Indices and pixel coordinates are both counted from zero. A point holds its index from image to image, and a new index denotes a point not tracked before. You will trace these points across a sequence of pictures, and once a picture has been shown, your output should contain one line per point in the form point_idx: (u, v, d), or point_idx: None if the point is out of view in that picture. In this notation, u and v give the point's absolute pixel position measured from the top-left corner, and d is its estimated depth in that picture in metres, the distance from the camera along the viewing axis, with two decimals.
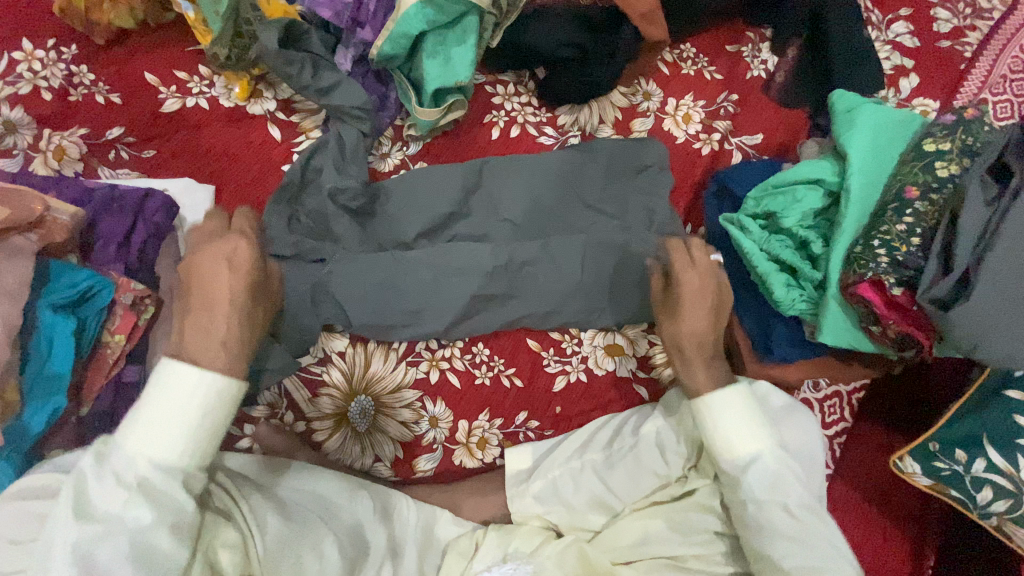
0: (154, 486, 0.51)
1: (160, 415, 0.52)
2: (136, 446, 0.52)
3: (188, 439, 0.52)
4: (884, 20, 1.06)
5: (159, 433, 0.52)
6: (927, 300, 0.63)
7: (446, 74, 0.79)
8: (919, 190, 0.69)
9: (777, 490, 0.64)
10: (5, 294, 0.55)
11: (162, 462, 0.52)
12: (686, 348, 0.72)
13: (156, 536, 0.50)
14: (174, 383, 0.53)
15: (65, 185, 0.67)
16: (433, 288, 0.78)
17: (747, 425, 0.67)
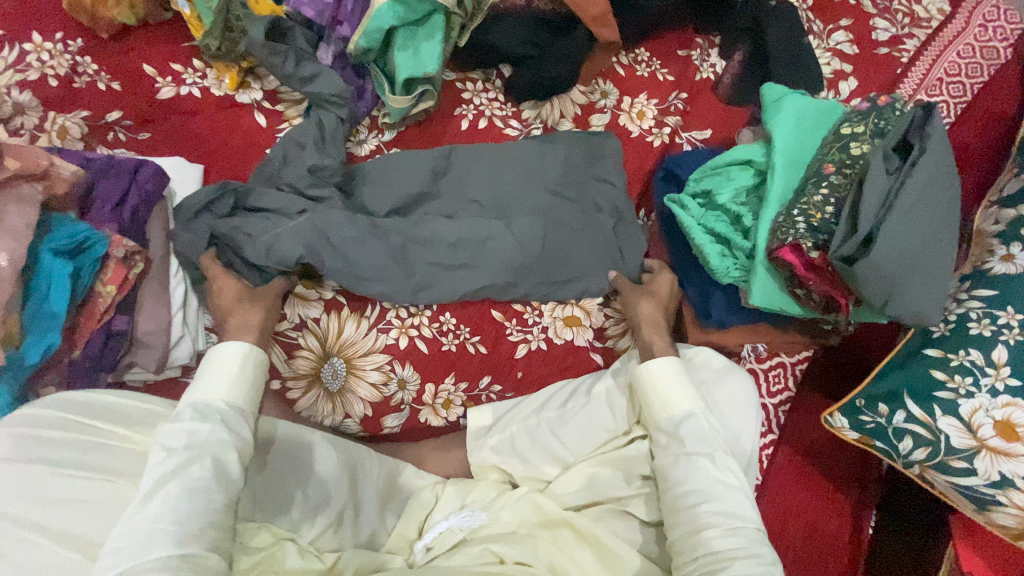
0: (229, 418, 0.65)
1: (219, 371, 0.67)
2: (209, 396, 0.66)
3: (242, 386, 0.68)
4: (825, 30, 1.17)
5: (218, 384, 0.67)
6: (837, 258, 0.71)
7: (414, 65, 0.88)
8: (834, 166, 0.78)
9: (705, 443, 0.71)
10: (13, 235, 0.62)
11: (234, 403, 0.67)
12: (640, 321, 0.84)
13: (229, 456, 0.63)
14: (230, 353, 0.69)
15: (68, 153, 0.75)
16: (400, 255, 0.85)
17: (677, 388, 0.76)
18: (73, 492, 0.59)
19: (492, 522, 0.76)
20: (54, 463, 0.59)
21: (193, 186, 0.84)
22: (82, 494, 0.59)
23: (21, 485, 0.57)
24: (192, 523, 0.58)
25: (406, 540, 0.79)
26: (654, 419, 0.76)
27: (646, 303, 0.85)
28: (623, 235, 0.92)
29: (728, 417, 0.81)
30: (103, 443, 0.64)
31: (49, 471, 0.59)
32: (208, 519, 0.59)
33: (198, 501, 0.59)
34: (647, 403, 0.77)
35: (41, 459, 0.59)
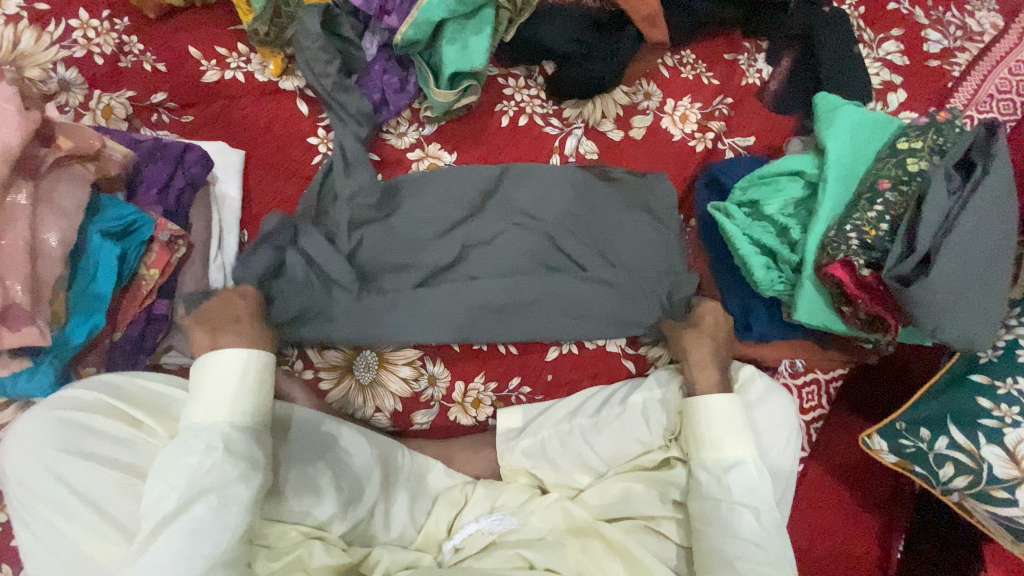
0: (230, 445, 0.60)
1: (215, 394, 0.62)
2: (210, 418, 0.61)
3: (241, 408, 0.63)
4: (876, 39, 1.14)
5: (215, 409, 0.62)
6: (891, 277, 0.69)
7: (462, 59, 0.87)
8: (890, 182, 0.75)
9: (755, 494, 0.72)
10: (64, 214, 0.63)
11: (239, 424, 0.62)
12: (690, 353, 0.81)
13: (241, 488, 0.59)
14: (223, 367, 0.63)
15: (115, 133, 0.76)
16: (437, 299, 0.82)
17: (735, 429, 0.75)
18: (98, 490, 0.60)
19: (521, 527, 0.76)
20: (87, 455, 0.60)
21: (234, 173, 0.84)
22: (106, 492, 0.60)
23: (69, 477, 0.59)
24: (198, 566, 0.56)
25: (435, 539, 0.78)
26: (701, 454, 0.76)
27: (690, 340, 0.82)
28: (671, 285, 0.88)
29: (767, 443, 0.80)
30: (135, 438, 0.64)
31: (81, 463, 0.60)
32: (215, 560, 0.56)
33: (205, 542, 0.56)
34: (695, 438, 0.77)
35: (77, 450, 0.60)
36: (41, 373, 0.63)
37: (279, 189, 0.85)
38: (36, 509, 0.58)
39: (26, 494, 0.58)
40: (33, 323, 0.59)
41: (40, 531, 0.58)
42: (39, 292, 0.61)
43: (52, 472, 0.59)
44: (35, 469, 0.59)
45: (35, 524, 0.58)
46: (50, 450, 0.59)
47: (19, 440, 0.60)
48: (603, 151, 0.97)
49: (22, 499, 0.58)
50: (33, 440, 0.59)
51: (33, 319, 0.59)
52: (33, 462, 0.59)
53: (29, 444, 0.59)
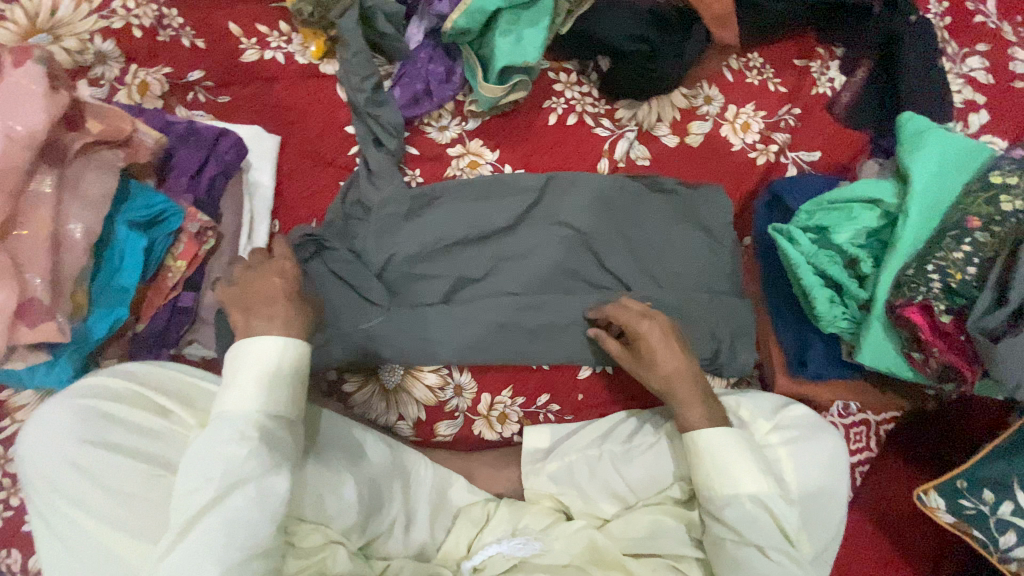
0: (265, 436, 0.57)
1: (246, 379, 0.57)
2: (241, 408, 0.57)
3: (275, 394, 0.58)
4: (959, 53, 1.03)
5: (248, 394, 0.57)
6: (977, 330, 0.63)
7: (515, 52, 0.81)
8: (981, 220, 0.67)
9: (754, 533, 0.67)
10: (90, 202, 0.61)
11: (271, 414, 0.58)
12: (676, 389, 0.72)
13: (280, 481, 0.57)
14: (255, 353, 0.58)
15: (148, 114, 0.73)
16: (461, 319, 0.77)
17: (738, 466, 0.69)
18: (121, 483, 0.57)
19: (545, 553, 0.72)
20: (111, 446, 0.58)
21: (269, 160, 0.80)
22: (129, 486, 0.58)
23: (91, 469, 0.57)
24: (234, 556, 0.54)
25: (454, 556, 0.75)
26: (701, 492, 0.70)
27: (649, 371, 0.73)
28: (719, 309, 0.83)
29: (808, 481, 0.74)
30: (164, 428, 0.62)
31: (103, 455, 0.57)
32: (250, 551, 0.55)
33: (242, 533, 0.54)
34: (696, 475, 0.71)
35: (100, 440, 0.58)
36: (61, 369, 0.63)
37: (316, 179, 0.82)
38: (59, 501, 0.56)
39: (48, 483, 0.57)
40: (51, 319, 0.57)
41: (62, 524, 0.56)
42: (60, 284, 0.59)
43: (75, 462, 0.57)
44: (59, 460, 0.57)
45: (57, 515, 0.57)
46: (74, 439, 0.57)
47: (43, 428, 0.58)
48: (655, 158, 0.91)
49: (41, 489, 0.57)
50: (58, 429, 0.57)
51: (52, 315, 0.57)
52: (55, 453, 0.57)
53: (51, 433, 0.57)
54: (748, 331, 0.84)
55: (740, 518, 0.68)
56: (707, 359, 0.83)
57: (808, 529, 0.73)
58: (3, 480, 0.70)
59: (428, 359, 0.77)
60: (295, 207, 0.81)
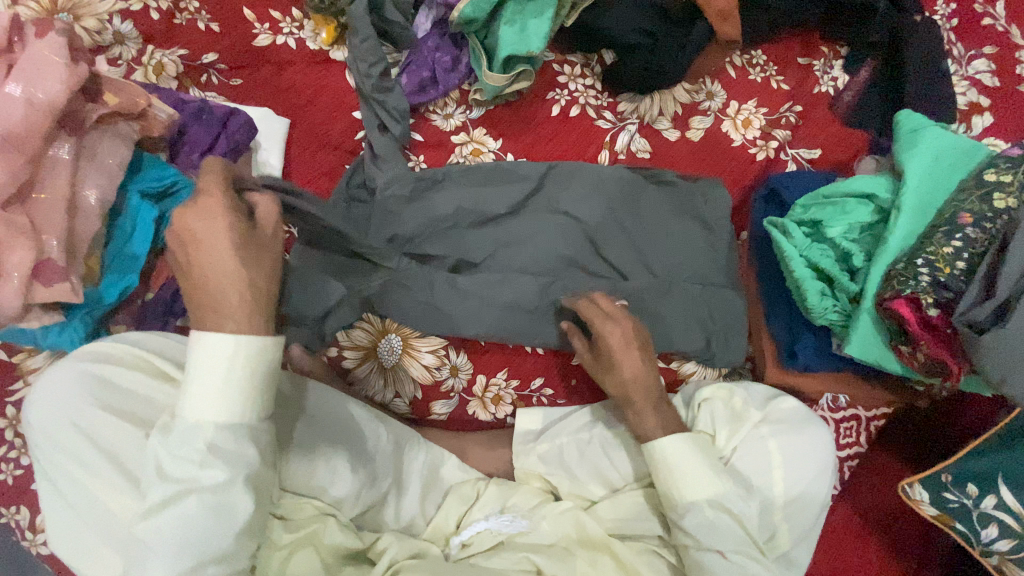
0: (225, 448, 0.52)
1: (211, 380, 0.52)
2: (198, 414, 0.52)
3: (242, 400, 0.53)
4: (965, 55, 1.03)
5: (214, 399, 0.52)
6: (962, 322, 0.64)
7: (519, 42, 0.83)
8: (973, 216, 0.68)
9: (715, 536, 0.67)
10: (106, 171, 0.64)
11: (225, 424, 0.52)
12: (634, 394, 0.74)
13: (237, 494, 0.53)
14: (215, 356, 0.51)
15: (163, 92, 0.76)
16: (462, 301, 0.79)
17: (693, 469, 0.70)
18: (119, 445, 0.58)
19: (531, 531, 0.74)
20: (109, 409, 0.59)
21: (278, 141, 0.83)
22: (128, 452, 0.59)
23: (90, 432, 0.58)
24: (188, 560, 0.52)
25: (443, 532, 0.76)
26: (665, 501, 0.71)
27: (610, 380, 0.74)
28: (711, 301, 0.85)
29: (795, 476, 0.75)
30: (162, 400, 0.62)
31: (102, 419, 0.59)
32: (207, 556, 0.53)
33: (198, 541, 0.52)
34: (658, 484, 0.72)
35: (100, 403, 0.59)
36: (73, 330, 0.65)
37: (322, 162, 0.85)
38: (60, 460, 0.58)
39: (51, 443, 0.58)
40: (66, 280, 0.59)
41: (64, 482, 0.58)
42: (74, 248, 0.61)
43: (75, 423, 0.58)
44: (60, 420, 0.58)
45: (59, 475, 0.58)
46: (76, 402, 0.59)
47: (48, 389, 0.60)
48: (655, 151, 0.92)
49: (44, 447, 0.59)
50: (61, 391, 0.59)
51: (66, 276, 0.60)
52: (58, 414, 0.58)
53: (54, 395, 0.59)
54: (739, 327, 0.85)
55: (700, 522, 0.68)
56: (700, 350, 0.84)
57: (779, 523, 0.74)
58: (14, 440, 0.73)
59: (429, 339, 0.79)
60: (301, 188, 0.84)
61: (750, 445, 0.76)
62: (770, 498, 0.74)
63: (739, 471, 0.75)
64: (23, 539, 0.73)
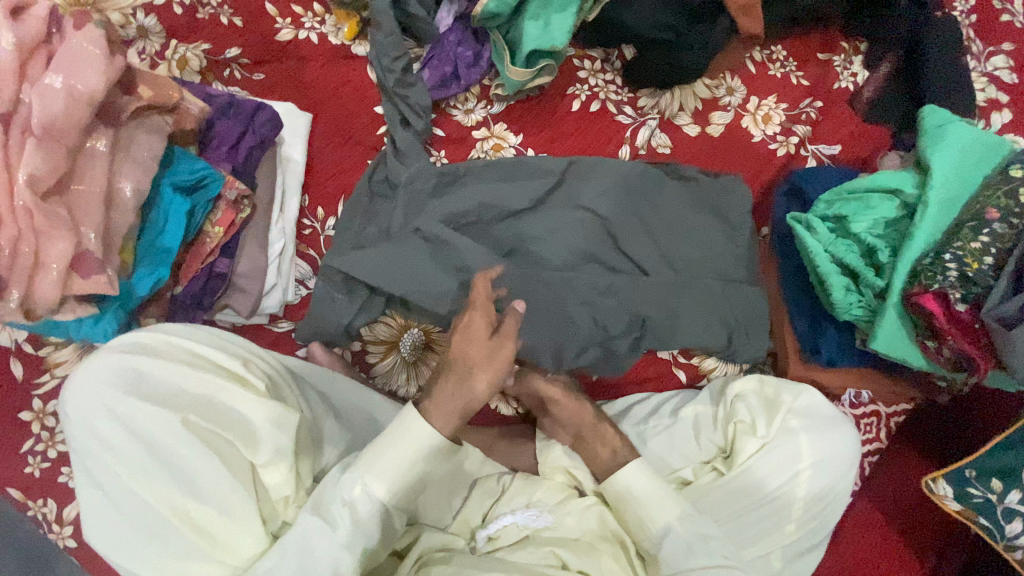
0: (364, 516, 0.59)
1: (391, 454, 0.60)
2: (364, 475, 0.60)
3: (398, 482, 0.60)
4: (984, 51, 1.03)
5: (381, 471, 0.60)
6: (991, 317, 0.64)
7: (543, 37, 0.83)
8: (999, 212, 0.68)
9: (696, 558, 0.66)
10: (140, 164, 0.64)
11: (372, 492, 0.59)
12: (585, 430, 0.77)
13: (343, 555, 0.58)
14: (408, 436, 0.61)
15: (190, 86, 0.76)
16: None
17: (656, 492, 0.70)
18: (156, 436, 0.58)
19: (557, 526, 0.73)
20: (145, 400, 0.59)
21: (301, 136, 0.83)
22: (164, 445, 0.58)
23: (130, 424, 0.58)
24: None
25: (469, 525, 0.76)
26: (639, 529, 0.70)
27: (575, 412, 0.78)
28: (733, 297, 0.85)
29: (818, 474, 0.75)
30: (198, 394, 0.62)
31: (138, 410, 0.58)
32: None
33: None
34: (629, 513, 0.71)
35: (136, 394, 0.59)
36: (107, 322, 0.66)
37: (345, 156, 0.85)
38: (100, 450, 0.58)
39: (87, 432, 0.58)
40: (103, 272, 0.60)
41: (102, 471, 0.58)
42: (110, 240, 0.62)
43: (113, 413, 0.58)
44: (97, 409, 0.58)
45: (96, 464, 0.58)
46: (117, 394, 0.59)
47: (87, 379, 0.60)
48: (676, 146, 0.93)
49: (83, 436, 0.58)
50: (104, 382, 0.59)
51: (103, 268, 0.60)
52: (96, 403, 0.58)
53: (94, 385, 0.59)
54: (761, 322, 0.86)
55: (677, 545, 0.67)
56: (721, 346, 0.84)
57: (796, 519, 0.75)
58: (41, 433, 0.74)
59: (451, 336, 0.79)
60: (323, 183, 0.84)
61: (782, 441, 0.76)
62: (790, 492, 0.75)
63: (763, 466, 0.75)
64: (50, 531, 0.74)
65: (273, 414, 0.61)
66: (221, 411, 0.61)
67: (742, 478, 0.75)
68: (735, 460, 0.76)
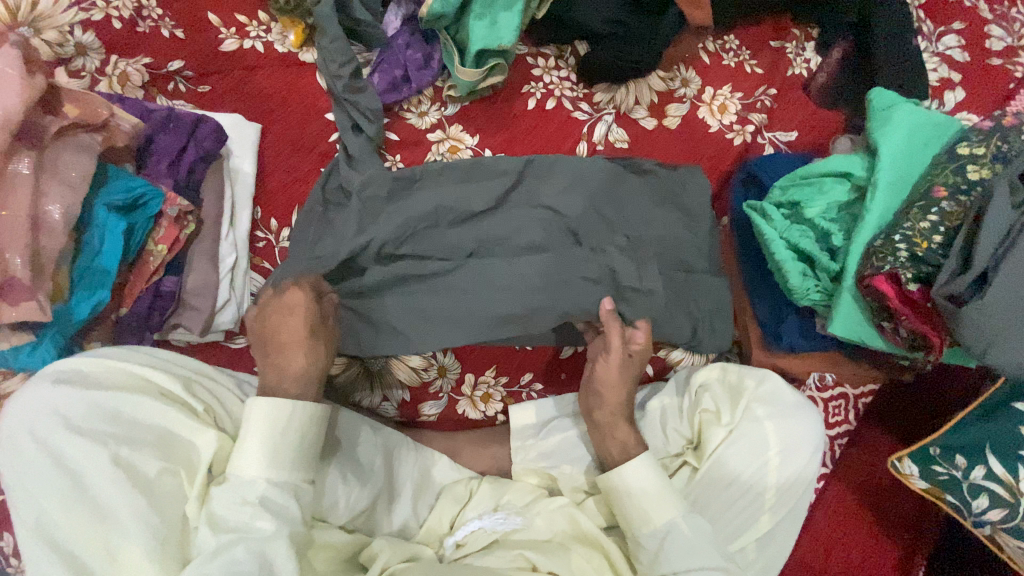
0: (275, 501, 0.57)
1: (271, 437, 0.58)
2: (254, 469, 0.57)
3: (296, 456, 0.60)
4: (935, 32, 1.03)
5: (268, 456, 0.58)
6: (940, 295, 0.64)
7: (490, 35, 0.83)
8: (947, 190, 0.69)
9: (694, 558, 0.65)
10: (69, 185, 0.63)
11: (277, 479, 0.58)
12: (601, 416, 0.76)
13: (278, 548, 0.55)
14: (270, 416, 0.59)
15: (128, 101, 0.75)
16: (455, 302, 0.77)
17: (654, 492, 0.69)
18: (78, 460, 0.55)
19: (526, 528, 0.73)
20: (74, 425, 0.56)
21: (251, 147, 0.81)
22: (86, 468, 0.55)
23: (54, 450, 0.55)
24: None
25: (436, 533, 0.75)
26: (634, 531, 0.69)
27: (600, 397, 0.77)
28: (695, 287, 0.85)
29: (789, 459, 0.75)
30: (131, 418, 0.59)
31: (64, 434, 0.56)
32: None
33: None
34: (623, 513, 0.70)
35: (66, 422, 0.56)
36: (45, 348, 0.64)
37: (296, 166, 0.83)
38: (16, 476, 0.55)
39: (9, 455, 0.55)
40: (32, 298, 0.59)
41: (15, 495, 0.54)
42: (41, 264, 0.61)
43: (41, 443, 0.55)
44: (22, 436, 0.56)
45: (11, 490, 0.54)
46: (42, 419, 0.56)
47: (17, 410, 0.57)
48: (633, 141, 0.92)
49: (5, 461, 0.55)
50: (32, 406, 0.57)
51: (34, 294, 0.59)
52: (24, 430, 0.56)
53: (24, 410, 0.57)
54: (724, 312, 0.86)
55: (664, 544, 0.67)
56: (687, 338, 0.83)
57: (769, 507, 0.74)
58: None
59: (420, 340, 0.76)
60: (275, 194, 0.82)
61: (747, 428, 0.75)
62: (762, 479, 0.75)
63: (730, 455, 0.75)
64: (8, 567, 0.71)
65: (218, 441, 0.61)
66: (162, 436, 0.60)
67: (713, 468, 0.75)
68: (704, 451, 0.76)
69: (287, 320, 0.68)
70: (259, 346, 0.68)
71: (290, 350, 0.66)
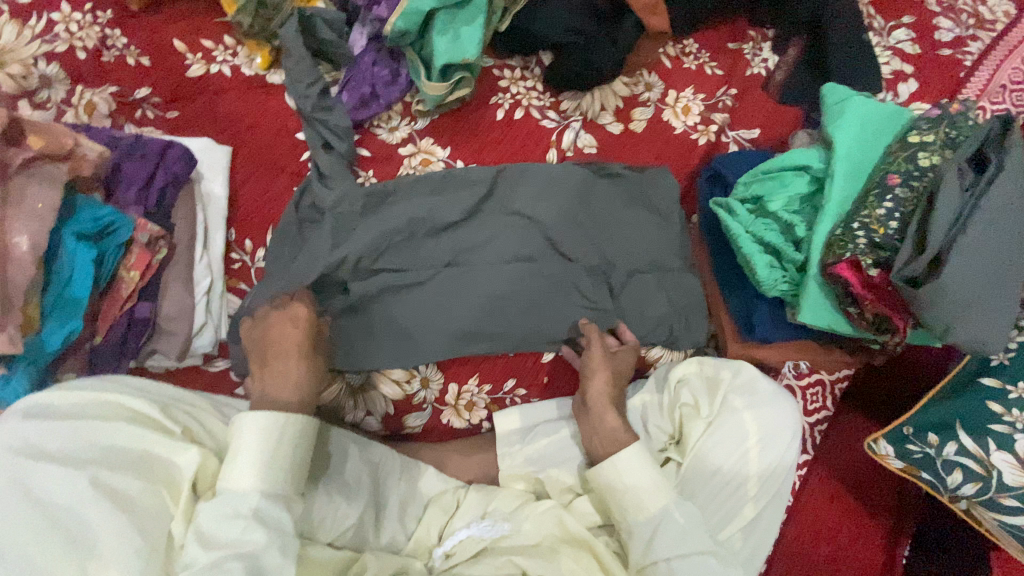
0: (269, 514, 0.57)
1: (263, 449, 0.59)
2: (246, 484, 0.57)
3: (289, 470, 0.60)
4: (886, 27, 1.08)
5: (259, 469, 0.58)
6: (900, 279, 0.66)
7: (454, 50, 0.85)
8: (900, 177, 0.71)
9: (685, 545, 0.66)
10: (34, 215, 0.63)
11: (270, 492, 0.58)
12: (590, 400, 0.76)
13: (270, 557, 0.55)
14: (263, 432, 0.59)
15: (95, 131, 0.76)
16: (433, 315, 0.80)
17: (646, 477, 0.69)
18: (51, 490, 0.54)
19: (514, 533, 0.73)
20: (48, 455, 0.56)
21: (222, 170, 0.82)
22: (61, 497, 0.54)
23: (25, 480, 0.54)
24: None
25: (425, 545, 0.75)
26: (625, 519, 0.69)
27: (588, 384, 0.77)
28: (668, 286, 0.87)
29: (768, 446, 0.76)
30: (107, 444, 0.59)
31: (36, 464, 0.55)
32: None
33: None
34: (614, 495, 0.71)
35: (39, 453, 0.56)
36: (16, 382, 0.64)
37: (267, 187, 0.83)
38: None
39: None
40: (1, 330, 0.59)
41: None
42: (8, 297, 0.60)
43: (9, 476, 0.54)
44: None
45: None
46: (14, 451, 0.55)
47: None
48: (601, 145, 0.94)
49: None
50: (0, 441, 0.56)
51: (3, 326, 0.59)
52: None
53: None
54: (699, 308, 0.87)
55: (658, 530, 0.67)
56: (662, 338, 0.86)
57: (750, 497, 0.75)
58: None
59: (403, 353, 0.79)
60: (249, 216, 0.82)
61: (726, 420, 0.77)
62: (744, 469, 0.76)
63: (711, 447, 0.76)
64: None
65: (200, 458, 0.61)
66: (140, 458, 0.60)
67: (696, 460, 0.76)
68: (686, 444, 0.77)
69: (285, 335, 0.67)
70: (257, 356, 0.67)
71: (291, 361, 0.65)
